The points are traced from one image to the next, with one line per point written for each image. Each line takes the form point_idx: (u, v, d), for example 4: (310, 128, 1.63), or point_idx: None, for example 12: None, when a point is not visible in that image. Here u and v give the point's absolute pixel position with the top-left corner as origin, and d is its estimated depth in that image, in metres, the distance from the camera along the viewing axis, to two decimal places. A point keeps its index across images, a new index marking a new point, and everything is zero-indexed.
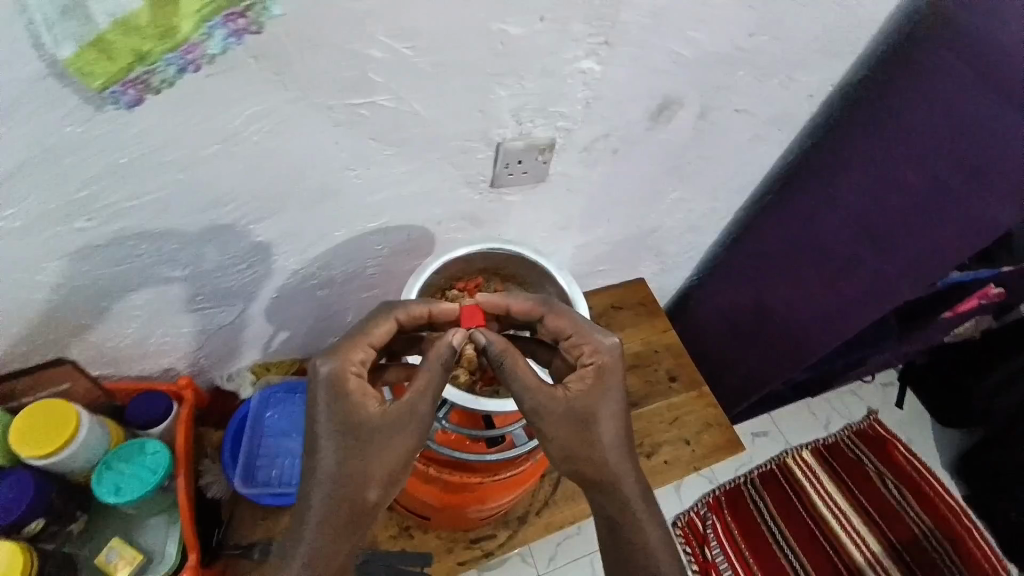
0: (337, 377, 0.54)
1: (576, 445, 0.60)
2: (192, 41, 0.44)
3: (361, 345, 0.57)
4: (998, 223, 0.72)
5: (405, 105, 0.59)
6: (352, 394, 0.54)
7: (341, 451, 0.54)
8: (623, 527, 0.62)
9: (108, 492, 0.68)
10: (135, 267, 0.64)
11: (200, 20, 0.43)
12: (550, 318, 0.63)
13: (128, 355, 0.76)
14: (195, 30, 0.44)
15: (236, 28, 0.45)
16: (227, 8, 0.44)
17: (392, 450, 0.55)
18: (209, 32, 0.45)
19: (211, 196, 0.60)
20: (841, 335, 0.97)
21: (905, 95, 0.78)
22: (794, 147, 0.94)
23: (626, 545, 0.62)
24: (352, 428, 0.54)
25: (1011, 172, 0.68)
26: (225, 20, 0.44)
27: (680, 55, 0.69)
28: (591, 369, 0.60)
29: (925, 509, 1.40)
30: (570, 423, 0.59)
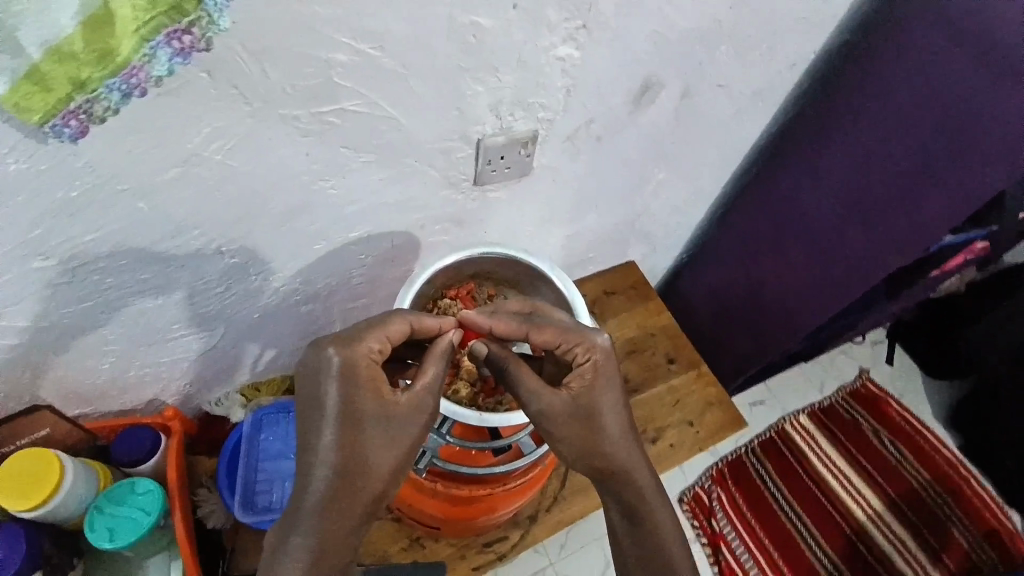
0: (350, 362, 0.51)
1: (582, 448, 0.59)
2: (134, 63, 0.38)
3: (372, 336, 0.54)
4: (985, 186, 0.70)
5: (378, 109, 0.56)
6: (364, 380, 0.52)
7: (348, 438, 0.50)
8: (638, 526, 0.61)
9: (101, 537, 0.65)
10: (103, 301, 0.60)
11: (141, 40, 0.37)
12: (536, 332, 0.61)
13: (107, 390, 0.72)
14: (136, 51, 0.37)
15: (181, 47, 0.39)
16: (171, 24, 0.37)
17: (400, 440, 0.52)
18: (153, 53, 0.38)
19: (177, 222, 0.56)
20: (829, 305, 0.96)
21: (885, 58, 0.76)
22: (777, 118, 0.92)
23: (641, 544, 0.60)
24: (363, 414, 0.51)
25: (997, 134, 0.67)
26: (169, 38, 0.38)
27: (659, 34, 0.66)
28: (590, 367, 0.58)
29: (923, 463, 1.42)
30: (574, 424, 0.58)
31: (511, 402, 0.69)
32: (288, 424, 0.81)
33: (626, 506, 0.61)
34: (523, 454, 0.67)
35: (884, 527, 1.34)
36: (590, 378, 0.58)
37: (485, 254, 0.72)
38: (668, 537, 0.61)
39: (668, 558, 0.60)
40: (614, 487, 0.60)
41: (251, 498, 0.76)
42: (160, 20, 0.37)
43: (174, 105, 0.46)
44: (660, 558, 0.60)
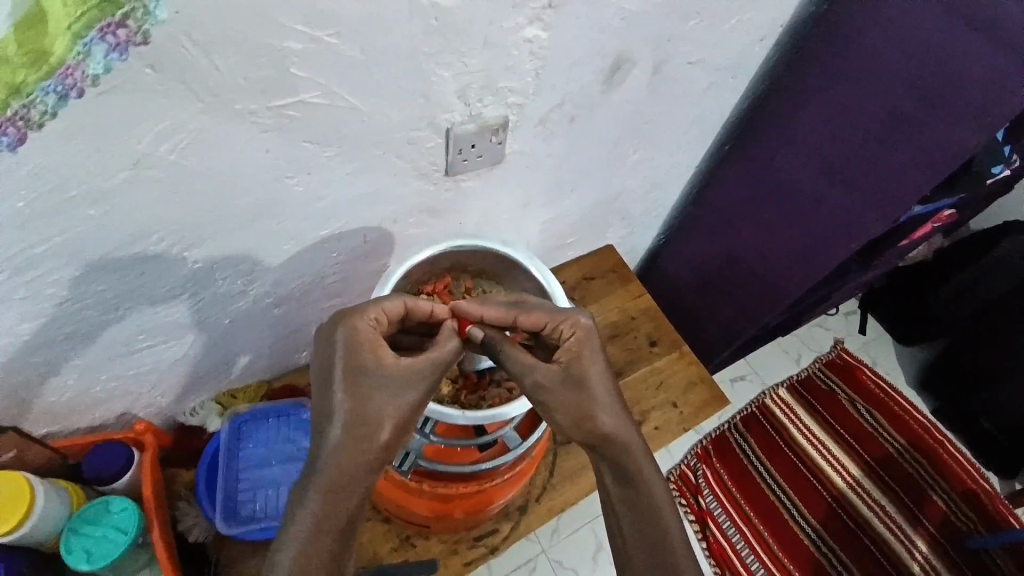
0: (352, 328, 0.53)
1: (573, 420, 0.57)
2: (68, 63, 0.35)
3: (373, 308, 0.56)
4: (953, 143, 0.71)
5: (338, 100, 0.54)
6: (366, 344, 0.53)
7: (352, 396, 0.52)
8: (632, 501, 0.58)
9: (79, 559, 0.62)
10: (60, 317, 0.57)
11: (72, 37, 0.34)
12: (524, 317, 0.59)
13: (73, 408, 0.69)
14: (70, 50, 0.34)
15: (117, 41, 0.36)
16: (104, 18, 0.34)
17: (404, 399, 0.53)
18: (88, 50, 0.35)
19: (134, 229, 0.53)
20: (813, 275, 0.96)
21: (853, 27, 0.76)
22: (748, 93, 0.91)
23: (637, 520, 0.58)
24: (365, 375, 0.52)
25: (965, 90, 0.67)
26: (104, 33, 0.35)
27: (628, 11, 0.64)
28: (576, 341, 0.58)
29: (898, 428, 1.45)
30: (563, 396, 0.57)
31: (495, 397, 0.66)
32: (268, 430, 0.79)
33: (620, 479, 0.59)
34: (509, 449, 0.66)
35: (864, 493, 1.37)
36: (577, 351, 0.58)
37: (461, 246, 0.70)
38: (664, 510, 0.58)
39: (665, 533, 0.57)
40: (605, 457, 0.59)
41: (234, 508, 0.74)
42: (92, 15, 0.34)
43: (121, 104, 0.43)
44: (657, 532, 0.57)
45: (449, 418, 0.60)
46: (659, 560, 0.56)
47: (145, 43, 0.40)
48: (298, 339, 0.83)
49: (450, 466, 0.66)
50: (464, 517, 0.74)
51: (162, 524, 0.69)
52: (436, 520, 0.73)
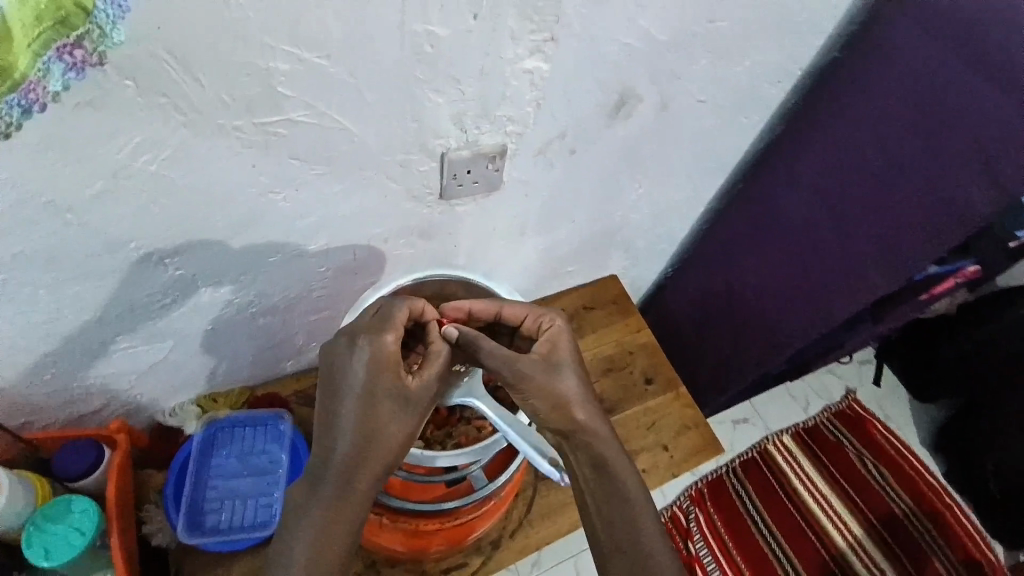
0: (377, 342, 0.55)
1: (548, 407, 0.58)
2: (30, 78, 0.35)
3: (393, 321, 0.57)
4: (959, 196, 0.69)
5: (326, 119, 0.53)
6: (387, 360, 0.55)
7: (370, 411, 0.53)
8: (607, 496, 0.56)
9: (37, 556, 0.62)
10: (36, 315, 0.57)
11: (33, 56, 0.33)
12: (506, 309, 0.63)
13: (50, 403, 0.69)
14: (32, 66, 0.34)
15: (74, 61, 0.36)
16: (60, 39, 0.34)
17: (412, 419, 0.56)
18: (47, 67, 0.35)
19: (110, 235, 0.53)
20: (815, 325, 0.92)
21: (872, 75, 0.74)
22: (763, 135, 0.89)
23: (612, 516, 0.55)
24: (385, 390, 0.54)
25: (977, 141, 0.66)
26: (60, 53, 0.35)
27: (633, 47, 0.63)
28: (553, 332, 0.61)
29: (907, 488, 1.36)
30: (541, 383, 0.57)
31: (462, 434, 0.68)
32: (241, 441, 0.79)
33: (591, 471, 0.57)
34: (474, 490, 0.66)
35: (863, 554, 1.28)
36: (556, 342, 0.60)
37: (434, 278, 0.69)
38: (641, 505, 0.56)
39: (643, 534, 0.55)
40: (577, 451, 0.58)
41: (199, 518, 0.74)
42: (49, 35, 0.33)
43: (99, 116, 0.44)
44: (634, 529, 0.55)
45: (426, 461, 0.61)
46: (636, 561, 0.54)
47: (100, 68, 0.41)
48: (283, 350, 0.82)
49: (412, 502, 0.65)
50: (435, 552, 0.72)
51: (122, 530, 0.69)
52: (407, 553, 0.72)
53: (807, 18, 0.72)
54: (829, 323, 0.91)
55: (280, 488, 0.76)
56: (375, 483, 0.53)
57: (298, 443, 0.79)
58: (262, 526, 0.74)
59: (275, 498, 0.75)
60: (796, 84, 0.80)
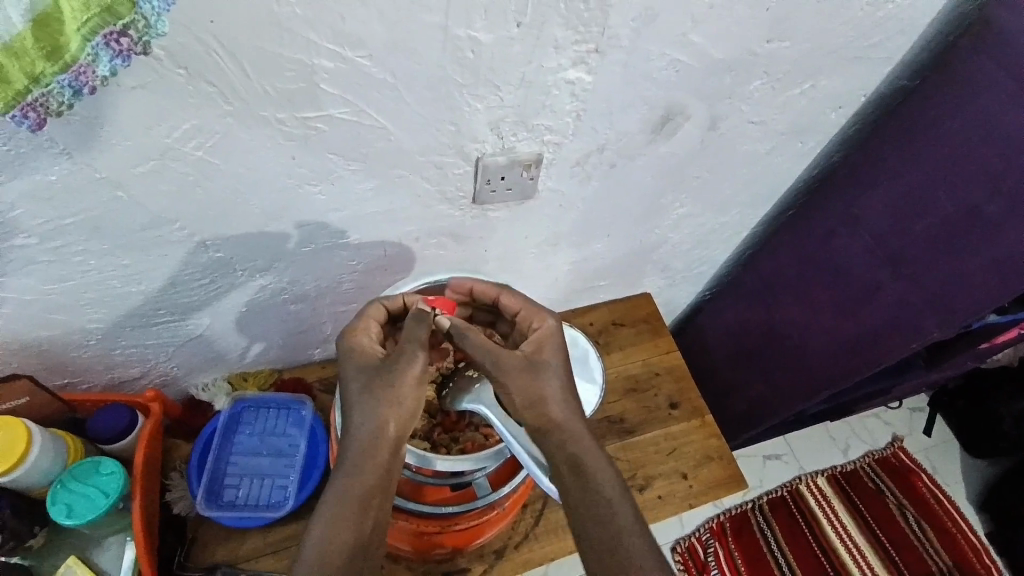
0: (354, 341, 0.60)
1: (527, 401, 0.59)
2: (80, 61, 0.37)
3: (367, 317, 0.62)
4: None
5: (365, 117, 0.54)
6: (365, 352, 0.59)
7: (365, 397, 0.57)
8: (582, 498, 0.54)
9: (60, 513, 0.66)
10: (84, 282, 0.61)
11: (82, 39, 0.36)
12: (505, 295, 0.65)
13: (90, 366, 0.73)
14: (82, 50, 0.36)
15: (120, 49, 0.37)
16: (106, 25, 0.35)
17: (403, 390, 0.57)
18: (96, 53, 0.37)
19: (154, 214, 0.56)
20: (855, 371, 0.89)
21: (944, 108, 0.69)
22: (818, 161, 0.85)
23: (590, 516, 0.53)
24: (370, 375, 0.58)
25: None
26: (107, 40, 0.36)
27: (682, 63, 0.61)
28: (542, 333, 0.62)
29: (946, 546, 1.29)
30: (521, 376, 0.59)
31: (467, 441, 0.68)
32: (262, 421, 0.81)
33: (568, 471, 0.56)
34: (477, 497, 0.67)
35: None
36: (542, 342, 0.62)
37: (447, 282, 0.68)
38: (619, 504, 0.54)
39: (623, 539, 0.52)
40: (551, 449, 0.57)
41: (217, 490, 0.76)
42: (96, 22, 0.35)
43: (151, 100, 0.47)
44: (615, 534, 0.53)
45: (430, 463, 0.62)
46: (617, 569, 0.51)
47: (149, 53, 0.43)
48: (311, 337, 0.85)
49: (414, 503, 0.65)
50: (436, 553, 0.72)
51: (145, 494, 0.72)
52: (407, 551, 0.71)
53: (875, 42, 0.68)
54: (868, 369, 0.87)
55: (295, 472, 0.78)
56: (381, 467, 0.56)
57: (316, 430, 0.81)
58: (275, 506, 0.76)
59: (290, 480, 0.77)
60: (858, 110, 0.77)
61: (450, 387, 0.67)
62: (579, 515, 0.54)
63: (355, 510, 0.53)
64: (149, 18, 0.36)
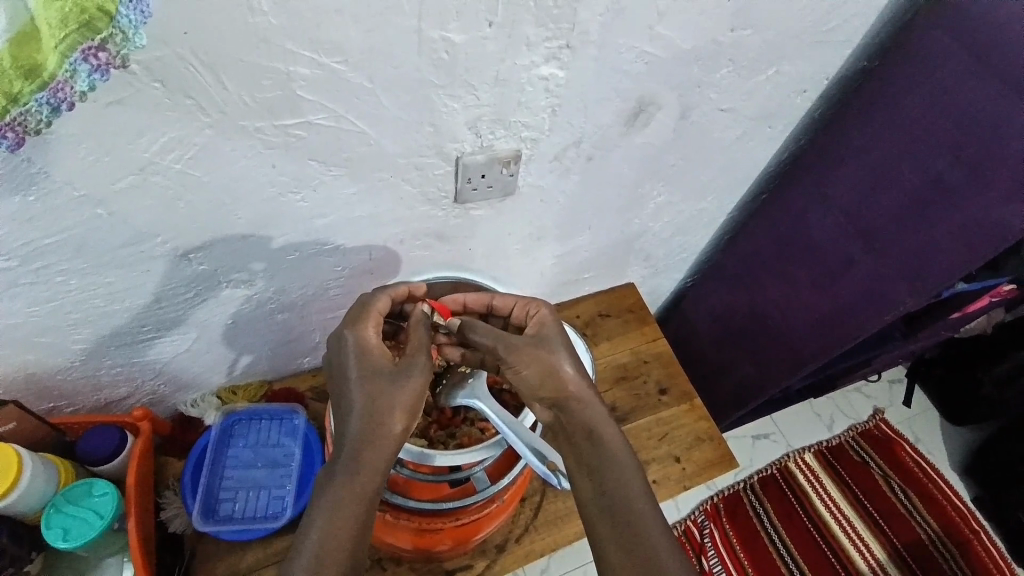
0: (360, 334, 0.60)
1: (540, 376, 0.59)
2: (57, 78, 0.37)
3: (372, 310, 0.62)
4: (1004, 226, 0.65)
5: (345, 123, 0.55)
6: (371, 347, 0.59)
7: (367, 396, 0.56)
8: (598, 463, 0.57)
9: (56, 537, 0.65)
10: (67, 302, 0.61)
11: (60, 56, 0.36)
12: (496, 299, 0.67)
13: (76, 388, 0.72)
14: (60, 66, 0.36)
15: (99, 64, 0.37)
16: (84, 40, 0.36)
17: (409, 391, 0.57)
18: (74, 68, 0.37)
19: (136, 230, 0.56)
20: (837, 344, 0.91)
21: (905, 86, 0.72)
22: (788, 144, 0.87)
23: (603, 488, 0.56)
24: (375, 373, 0.57)
25: (1009, 170, 0.63)
26: (86, 54, 0.37)
27: (652, 56, 0.63)
28: (541, 316, 0.63)
29: (934, 512, 1.33)
30: (532, 354, 0.59)
31: (465, 435, 0.68)
32: (256, 433, 0.81)
33: (585, 441, 0.58)
34: (476, 491, 0.66)
35: None
36: (544, 321, 0.63)
37: (438, 281, 0.70)
38: (630, 475, 0.56)
39: (633, 508, 0.54)
40: (568, 418, 0.59)
41: (212, 506, 0.75)
42: (75, 38, 0.35)
43: (129, 115, 0.47)
44: (626, 504, 0.55)
45: (427, 459, 0.63)
46: (628, 538, 0.53)
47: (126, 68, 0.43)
48: (300, 345, 0.85)
49: (414, 501, 0.66)
50: (439, 552, 0.73)
51: (140, 514, 0.71)
52: (410, 552, 0.72)
53: (834, 26, 0.70)
54: (850, 342, 0.89)
55: (292, 482, 0.77)
56: (377, 469, 0.56)
57: (310, 437, 0.81)
58: (274, 517, 0.76)
59: (287, 491, 0.77)
60: (823, 92, 0.79)
61: (444, 384, 0.67)
62: (593, 486, 0.56)
63: (356, 512, 0.54)
64: (127, 30, 0.37)
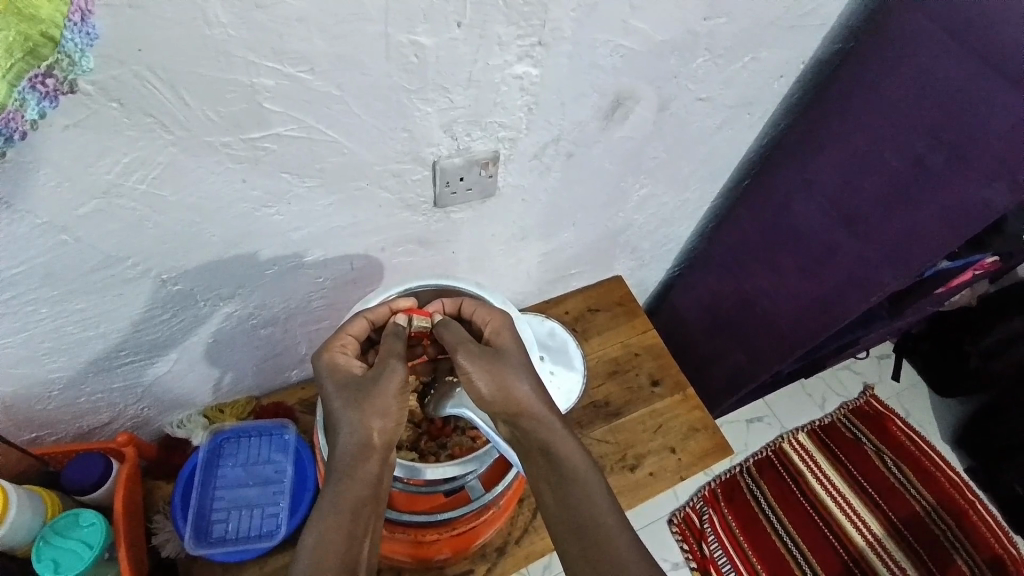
0: (328, 359, 0.59)
1: (494, 390, 0.58)
2: (6, 108, 0.36)
3: (344, 334, 0.61)
4: (989, 205, 0.65)
5: (316, 133, 0.53)
6: (342, 366, 0.59)
7: (352, 408, 0.56)
8: (558, 481, 0.57)
9: (46, 570, 0.63)
10: (39, 332, 0.59)
11: (9, 85, 0.35)
12: (466, 303, 0.66)
13: (58, 417, 0.70)
14: (9, 96, 0.36)
15: (47, 90, 0.37)
16: (31, 69, 0.35)
17: (386, 397, 0.56)
18: (23, 97, 0.37)
19: (106, 253, 0.54)
20: (826, 327, 0.90)
21: (880, 66, 0.72)
22: (767, 130, 0.87)
23: (564, 503, 0.56)
24: (352, 388, 0.57)
25: (988, 147, 0.64)
26: (33, 83, 0.36)
27: (626, 49, 0.62)
28: (495, 325, 0.63)
29: (927, 484, 1.36)
30: (488, 367, 0.58)
31: (456, 446, 0.69)
32: (247, 450, 0.79)
33: (544, 460, 0.58)
34: (471, 500, 0.67)
35: (883, 553, 1.27)
36: (499, 330, 0.62)
37: (422, 287, 0.68)
38: (590, 487, 0.56)
39: (598, 521, 0.54)
40: (524, 437, 0.58)
41: (206, 528, 0.74)
42: (21, 66, 0.35)
43: (87, 137, 0.45)
44: (591, 516, 0.55)
45: (420, 474, 0.62)
46: (593, 551, 0.53)
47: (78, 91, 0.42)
48: (287, 359, 0.83)
49: (410, 515, 0.66)
50: (440, 560, 0.73)
51: (130, 542, 0.69)
52: (412, 564, 0.72)
53: (809, 11, 0.70)
54: (840, 323, 0.88)
55: (285, 499, 0.76)
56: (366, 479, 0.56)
57: (303, 451, 0.79)
58: (268, 535, 0.74)
59: (281, 508, 0.76)
60: (800, 77, 0.79)
61: (433, 394, 0.67)
62: (555, 501, 0.56)
63: (345, 529, 0.53)
64: (74, 56, 0.37)
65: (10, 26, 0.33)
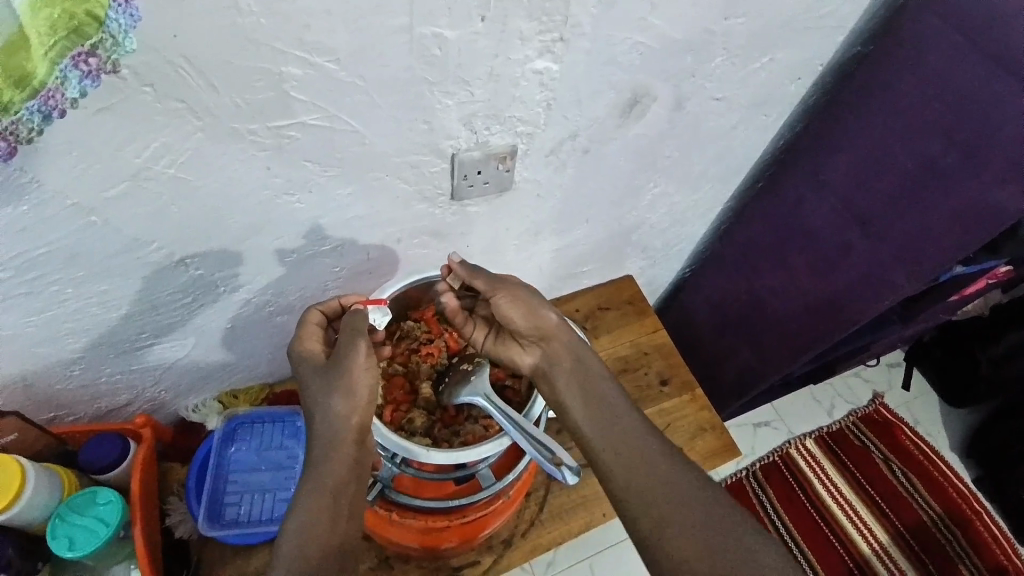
0: (303, 349, 0.63)
1: (528, 321, 0.69)
2: (49, 85, 0.38)
3: (309, 325, 0.65)
4: (999, 207, 0.66)
5: (338, 122, 0.54)
6: (311, 354, 0.62)
7: (322, 392, 0.59)
8: (591, 397, 0.67)
9: (61, 546, 0.64)
10: (62, 313, 0.60)
11: (50, 63, 0.37)
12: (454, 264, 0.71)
13: (76, 397, 0.72)
14: (51, 73, 0.37)
15: (89, 70, 0.39)
16: (75, 46, 0.37)
17: (355, 383, 0.59)
18: (63, 75, 0.38)
19: (130, 237, 0.56)
20: (839, 327, 0.90)
21: (898, 71, 0.72)
22: (782, 132, 0.87)
23: (601, 419, 0.65)
24: (321, 374, 0.60)
25: (1001, 148, 0.64)
26: (76, 61, 0.38)
27: (645, 46, 0.62)
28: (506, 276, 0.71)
29: (935, 494, 1.35)
30: (518, 306, 0.69)
31: (469, 433, 0.70)
32: (259, 436, 0.80)
33: (577, 380, 0.68)
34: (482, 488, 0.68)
35: (890, 562, 1.26)
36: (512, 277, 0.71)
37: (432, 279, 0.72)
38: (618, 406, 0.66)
39: (628, 428, 0.64)
40: (556, 355, 0.69)
41: (218, 510, 0.75)
42: (64, 44, 0.36)
43: (118, 121, 0.46)
44: (648, 465, 0.61)
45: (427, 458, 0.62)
46: (630, 457, 0.61)
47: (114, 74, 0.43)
48: None
49: (421, 500, 0.67)
50: (446, 551, 0.74)
51: (145, 522, 0.71)
52: (420, 554, 0.73)
53: (827, 13, 0.70)
54: (851, 325, 0.88)
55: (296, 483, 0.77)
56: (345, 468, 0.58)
57: None
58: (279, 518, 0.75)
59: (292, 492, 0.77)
60: (817, 79, 0.79)
61: (447, 381, 0.70)
62: (590, 415, 0.66)
63: (328, 510, 0.57)
64: (117, 38, 0.38)
65: (54, 5, 0.35)
